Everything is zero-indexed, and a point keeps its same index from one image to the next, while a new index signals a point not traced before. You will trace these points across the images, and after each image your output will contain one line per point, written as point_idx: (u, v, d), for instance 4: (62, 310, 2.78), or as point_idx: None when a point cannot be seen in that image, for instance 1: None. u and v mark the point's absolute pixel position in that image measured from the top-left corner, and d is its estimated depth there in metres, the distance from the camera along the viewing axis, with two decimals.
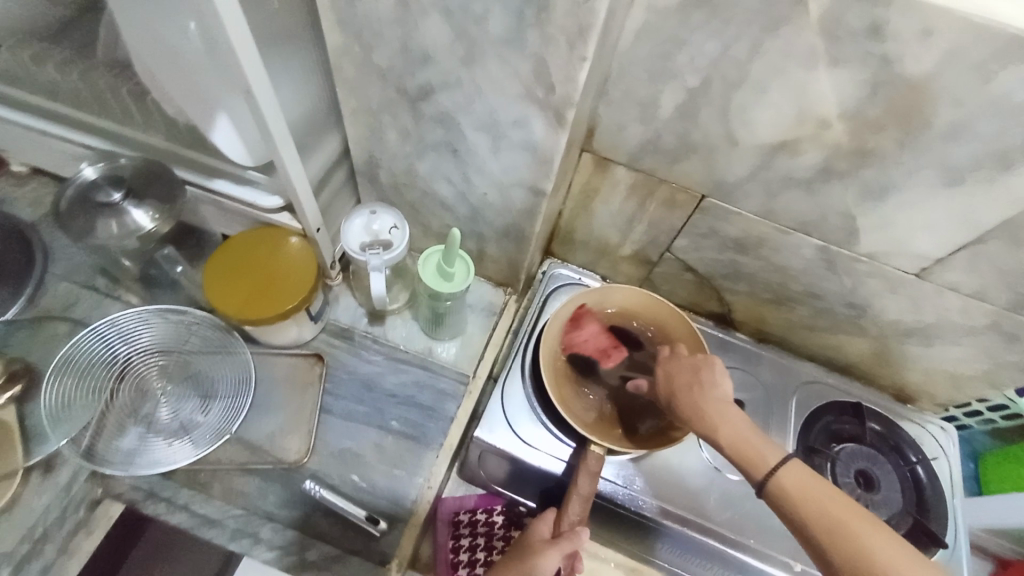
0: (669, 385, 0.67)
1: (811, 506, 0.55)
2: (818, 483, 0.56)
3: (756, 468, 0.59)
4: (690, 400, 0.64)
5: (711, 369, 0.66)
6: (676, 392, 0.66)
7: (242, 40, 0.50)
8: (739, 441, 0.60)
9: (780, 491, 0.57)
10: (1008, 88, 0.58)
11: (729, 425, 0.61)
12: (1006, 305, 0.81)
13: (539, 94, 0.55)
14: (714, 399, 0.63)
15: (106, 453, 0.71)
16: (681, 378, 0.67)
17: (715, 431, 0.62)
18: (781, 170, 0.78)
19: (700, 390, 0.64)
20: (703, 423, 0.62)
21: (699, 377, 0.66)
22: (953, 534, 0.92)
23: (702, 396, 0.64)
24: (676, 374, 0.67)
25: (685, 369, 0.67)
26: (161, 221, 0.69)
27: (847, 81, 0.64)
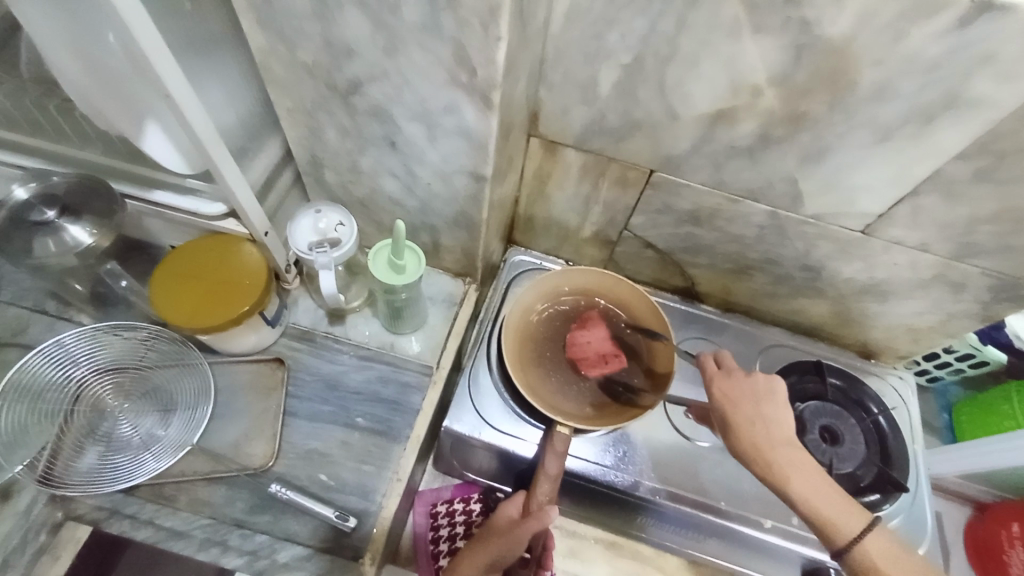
0: (729, 421, 0.74)
1: (888, 564, 0.64)
2: (892, 549, 0.65)
3: (834, 527, 0.66)
4: (753, 439, 0.72)
5: (771, 403, 0.75)
6: (740, 430, 0.73)
7: (154, 46, 0.49)
8: (811, 496, 0.68)
9: (861, 553, 0.65)
10: (922, 43, 0.60)
11: (804, 477, 0.69)
12: (950, 256, 0.83)
13: (463, 79, 0.55)
14: (771, 442, 0.71)
15: (65, 475, 0.70)
16: (741, 404, 0.75)
17: (787, 482, 0.69)
18: (722, 141, 0.78)
19: (766, 432, 0.72)
20: (777, 474, 0.70)
21: (759, 411, 0.74)
22: (916, 479, 0.95)
23: (766, 439, 0.72)
24: (737, 412, 0.74)
25: (746, 405, 0.75)
26: (100, 237, 0.69)
27: (774, 49, 0.65)
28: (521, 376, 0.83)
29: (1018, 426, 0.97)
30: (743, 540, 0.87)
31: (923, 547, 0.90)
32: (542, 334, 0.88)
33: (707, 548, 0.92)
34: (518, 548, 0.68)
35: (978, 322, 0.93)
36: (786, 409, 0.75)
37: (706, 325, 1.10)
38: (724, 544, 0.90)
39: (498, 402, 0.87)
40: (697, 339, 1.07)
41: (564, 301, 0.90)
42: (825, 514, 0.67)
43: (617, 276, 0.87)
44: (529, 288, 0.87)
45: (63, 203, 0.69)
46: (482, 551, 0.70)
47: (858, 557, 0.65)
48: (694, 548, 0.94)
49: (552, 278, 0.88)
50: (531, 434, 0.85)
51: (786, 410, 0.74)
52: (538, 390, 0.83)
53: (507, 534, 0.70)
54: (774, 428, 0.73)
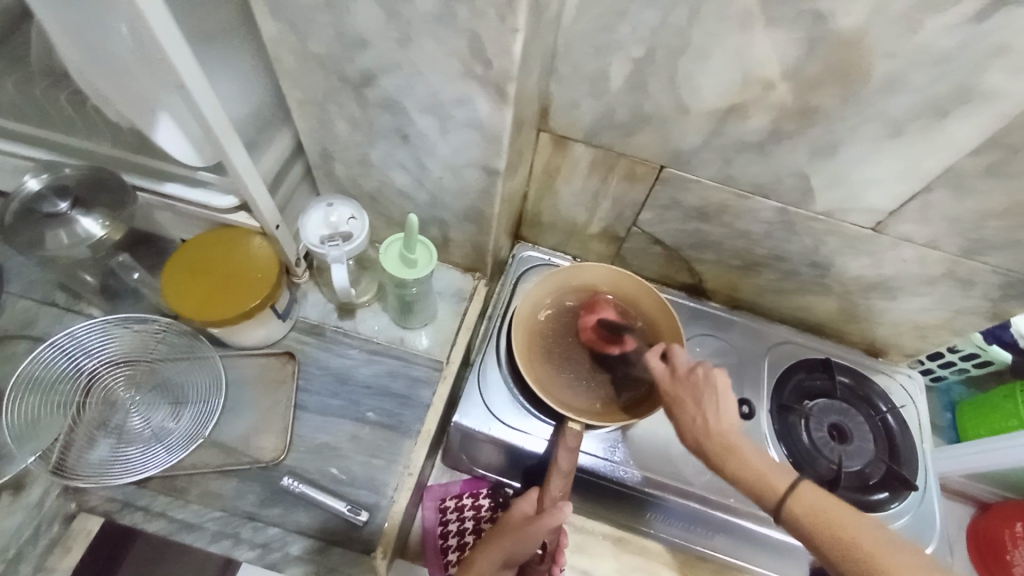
0: (672, 404, 0.72)
1: (812, 518, 0.60)
2: (833, 500, 0.61)
3: (765, 491, 0.64)
4: (693, 431, 0.70)
5: (716, 391, 0.69)
6: (681, 416, 0.71)
7: (172, 36, 0.49)
8: (746, 467, 0.66)
9: (792, 513, 0.62)
10: (936, 36, 0.59)
11: (747, 453, 0.66)
12: (959, 252, 0.83)
13: (478, 71, 0.55)
14: (711, 425, 0.68)
15: (77, 466, 0.71)
16: (682, 398, 0.71)
17: (723, 462, 0.67)
18: (733, 135, 0.78)
19: (693, 413, 0.69)
20: (716, 461, 0.68)
21: (702, 395, 0.70)
22: (924, 477, 0.95)
23: (697, 418, 0.69)
24: (678, 398, 0.71)
25: (689, 397, 0.71)
26: (112, 229, 0.68)
27: (786, 41, 0.65)
28: (529, 370, 0.84)
29: (1021, 424, 0.97)
30: (753, 536, 0.87)
31: (931, 544, 0.90)
32: (552, 327, 0.88)
33: (716, 545, 0.92)
34: (532, 542, 0.68)
35: (986, 319, 0.93)
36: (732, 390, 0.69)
37: (714, 321, 1.08)
38: (733, 540, 0.90)
39: (507, 398, 0.87)
40: (706, 336, 1.06)
41: (573, 296, 0.90)
42: (756, 476, 0.65)
43: (628, 272, 0.87)
44: (539, 282, 0.87)
45: (75, 195, 0.69)
46: (495, 546, 0.71)
47: (793, 518, 0.62)
48: (702, 544, 0.94)
49: (562, 273, 0.88)
50: (540, 429, 0.85)
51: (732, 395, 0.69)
52: (546, 384, 0.84)
53: (520, 529, 0.70)
54: (719, 414, 0.68)
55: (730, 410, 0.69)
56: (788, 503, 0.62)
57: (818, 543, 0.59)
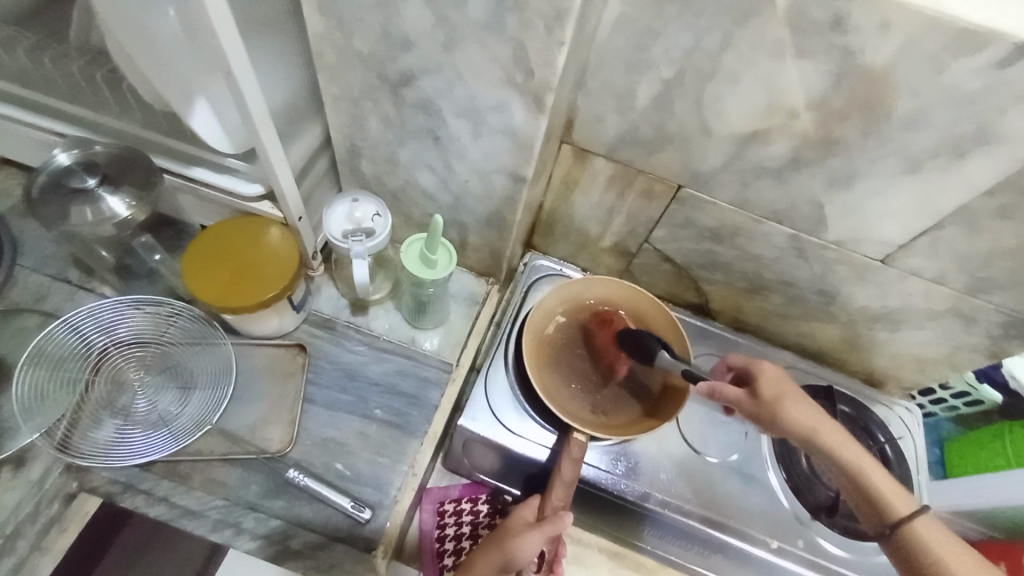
0: (779, 396, 0.74)
1: (929, 538, 0.61)
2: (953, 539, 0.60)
3: (876, 498, 0.66)
4: (802, 425, 0.71)
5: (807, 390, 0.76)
6: (792, 407, 0.72)
7: (224, 23, 0.50)
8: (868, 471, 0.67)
9: (908, 531, 0.62)
10: (961, 79, 0.61)
11: (847, 458, 0.69)
12: (964, 289, 0.85)
13: (518, 79, 0.56)
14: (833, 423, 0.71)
15: (80, 445, 0.70)
16: (790, 390, 0.74)
17: (845, 458, 0.69)
18: (754, 160, 0.80)
19: (790, 408, 0.72)
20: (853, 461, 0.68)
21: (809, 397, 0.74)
22: (918, 508, 0.95)
23: (820, 416, 0.72)
24: (787, 390, 0.74)
25: (787, 394, 0.74)
26: (137, 209, 0.68)
27: (815, 73, 0.66)
28: (537, 378, 0.84)
29: (1008, 464, 0.99)
30: (749, 558, 0.88)
31: None
32: (562, 338, 0.88)
33: (711, 564, 0.93)
34: (529, 551, 0.68)
35: (985, 356, 0.95)
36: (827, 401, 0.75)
37: (718, 341, 1.10)
38: (728, 561, 0.91)
39: (513, 404, 0.87)
40: (710, 356, 1.07)
41: (585, 308, 0.90)
42: (872, 486, 0.66)
43: (641, 288, 0.88)
44: (552, 292, 0.88)
45: (103, 171, 0.69)
46: (492, 552, 0.71)
47: (904, 536, 0.62)
48: (697, 563, 0.94)
49: (575, 284, 0.89)
50: (545, 438, 0.85)
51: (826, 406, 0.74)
52: (553, 393, 0.84)
53: (518, 535, 0.70)
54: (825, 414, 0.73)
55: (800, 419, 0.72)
56: (905, 523, 0.62)
57: (917, 559, 0.61)
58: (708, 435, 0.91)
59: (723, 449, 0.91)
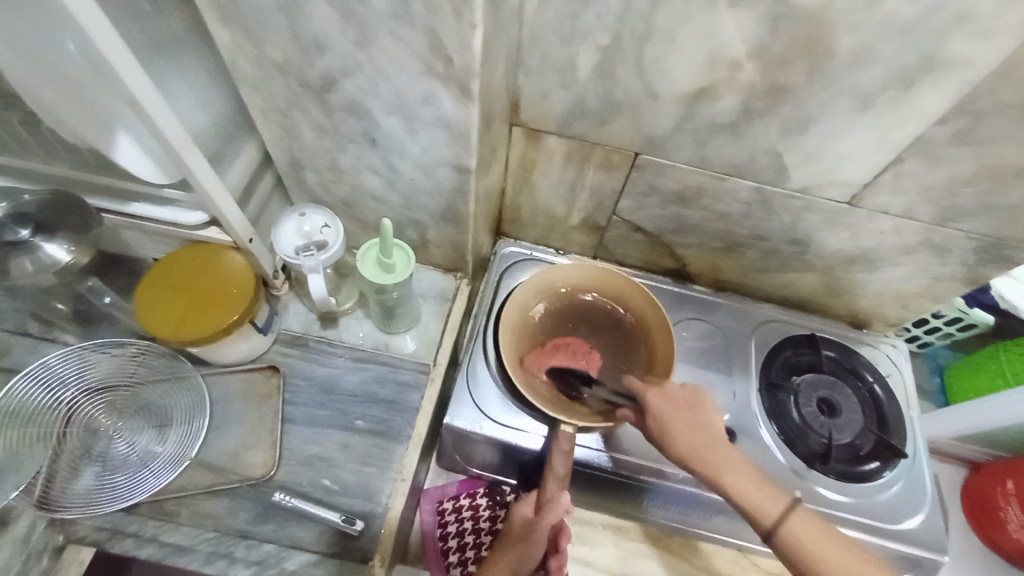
0: (663, 428, 0.70)
1: (811, 541, 0.62)
2: (820, 526, 0.63)
3: (761, 514, 0.64)
4: (689, 442, 0.68)
5: (701, 406, 0.71)
6: (675, 433, 0.69)
7: (117, 52, 0.48)
8: (743, 486, 0.65)
9: (786, 537, 0.63)
10: (898, 7, 0.60)
11: (727, 466, 0.67)
12: (933, 221, 0.84)
13: (439, 68, 0.54)
14: (711, 440, 0.68)
15: (62, 498, 0.70)
16: (675, 417, 0.70)
17: (721, 478, 0.66)
18: (704, 118, 0.78)
19: (693, 424, 0.69)
20: (714, 470, 0.67)
21: (693, 417, 0.70)
22: (913, 444, 0.96)
23: (702, 437, 0.68)
24: (669, 418, 0.70)
25: (679, 407, 0.71)
26: (79, 253, 0.69)
27: (750, 22, 0.65)
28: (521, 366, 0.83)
29: (1006, 383, 1.00)
30: None
31: (923, 509, 0.90)
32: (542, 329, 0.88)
33: (715, 526, 0.93)
34: (537, 551, 0.69)
35: (964, 284, 0.94)
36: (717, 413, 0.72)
37: (699, 304, 1.08)
38: (730, 521, 0.91)
39: (499, 398, 0.86)
40: (693, 319, 1.06)
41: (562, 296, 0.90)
42: (748, 499, 0.65)
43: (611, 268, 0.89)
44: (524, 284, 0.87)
45: (35, 220, 0.68)
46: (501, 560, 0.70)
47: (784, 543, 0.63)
48: (700, 526, 0.94)
49: (548, 274, 0.89)
50: (532, 425, 0.84)
51: (714, 422, 0.71)
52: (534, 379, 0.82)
53: (524, 539, 0.70)
54: (708, 432, 0.69)
55: (713, 428, 0.70)
56: (783, 529, 0.63)
57: (806, 568, 0.61)
58: None
59: None
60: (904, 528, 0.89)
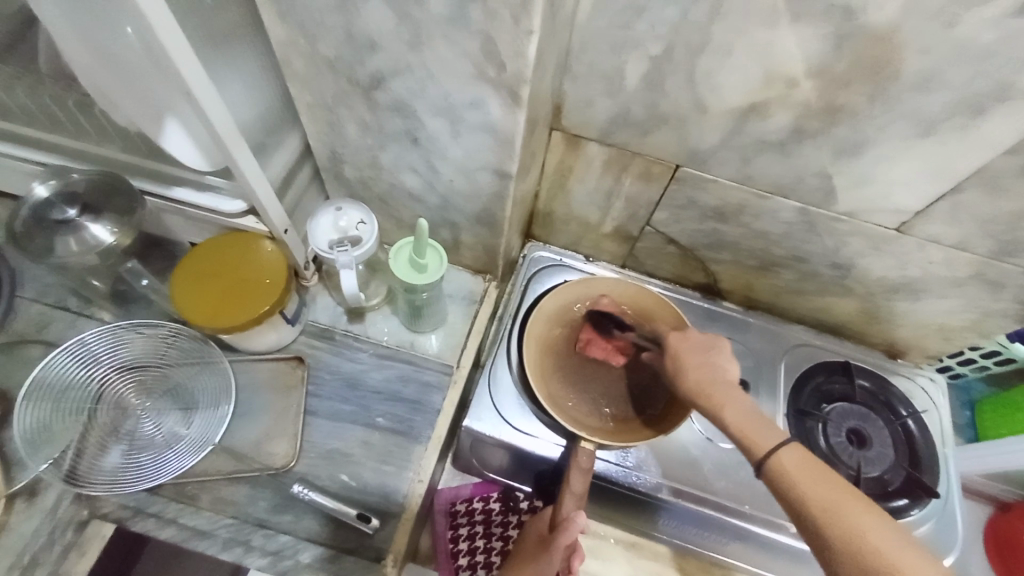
0: (674, 360, 0.70)
1: (800, 476, 0.56)
2: (819, 468, 0.56)
3: (753, 443, 0.60)
4: (696, 376, 0.66)
5: (720, 352, 0.69)
6: (685, 368, 0.68)
7: (177, 43, 0.48)
8: (740, 415, 0.62)
9: (777, 467, 0.58)
10: (975, 32, 0.56)
11: (730, 399, 0.64)
12: (988, 254, 0.80)
13: (491, 74, 0.53)
14: (719, 379, 0.66)
15: (89, 474, 0.71)
16: (685, 352, 0.69)
17: (718, 407, 0.64)
18: (754, 135, 0.75)
19: (704, 363, 0.67)
20: (712, 401, 0.64)
21: (707, 357, 0.68)
22: (946, 484, 0.92)
23: (711, 374, 0.66)
24: (681, 352, 0.69)
25: (696, 347, 0.70)
26: (121, 235, 0.70)
27: (813, 39, 0.62)
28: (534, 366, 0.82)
29: None
30: (768, 545, 0.86)
31: (952, 553, 0.87)
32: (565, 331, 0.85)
33: (730, 551, 0.91)
34: (548, 569, 0.70)
35: (1014, 322, 0.90)
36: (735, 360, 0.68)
37: (729, 322, 1.06)
38: (747, 547, 0.89)
39: (519, 405, 0.85)
40: (722, 338, 1.04)
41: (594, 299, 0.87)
42: (744, 431, 0.61)
43: (645, 286, 0.86)
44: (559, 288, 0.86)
45: (84, 201, 0.70)
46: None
47: (774, 475, 0.57)
48: (714, 550, 0.92)
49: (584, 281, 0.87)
50: (550, 434, 0.83)
51: (729, 365, 0.68)
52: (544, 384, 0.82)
53: (537, 557, 0.72)
54: (722, 374, 0.67)
55: (730, 371, 0.67)
56: (773, 458, 0.58)
57: (791, 500, 0.56)
58: None
59: None
60: None
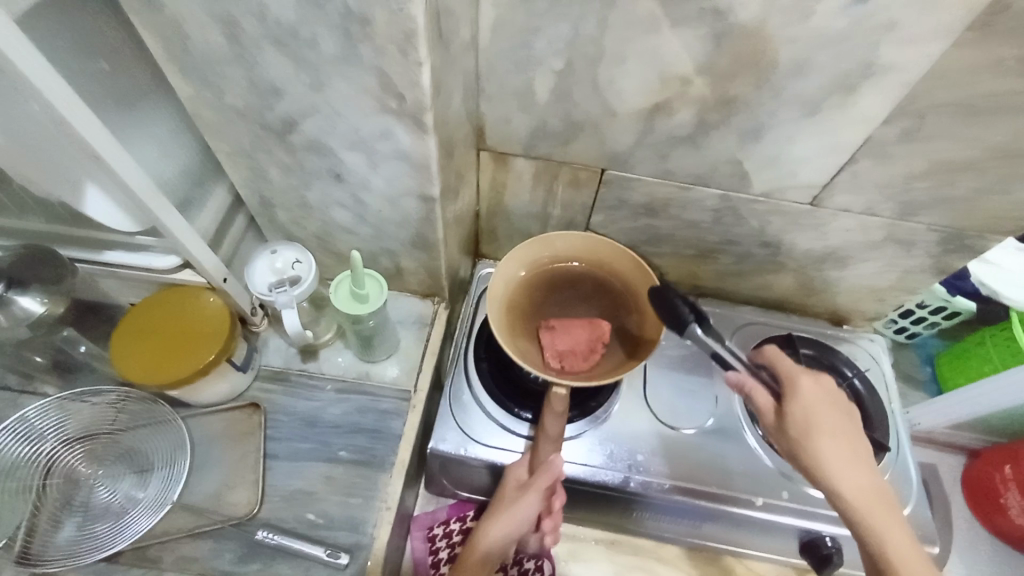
0: (807, 426, 0.67)
1: None
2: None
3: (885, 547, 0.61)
4: (825, 444, 0.66)
5: (856, 421, 0.68)
6: (821, 437, 0.66)
7: (75, 109, 0.49)
8: (881, 512, 0.63)
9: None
10: (829, 20, 0.62)
11: (866, 486, 0.64)
12: (894, 216, 0.86)
13: (392, 105, 0.56)
14: (856, 456, 0.66)
15: (43, 552, 0.69)
16: (823, 420, 0.67)
17: (851, 496, 0.64)
18: (662, 132, 0.80)
19: (839, 437, 0.66)
20: (840, 483, 0.64)
21: (843, 428, 0.67)
22: (896, 436, 0.97)
23: (843, 449, 0.66)
24: (819, 418, 0.67)
25: (829, 414, 0.67)
26: (52, 303, 0.72)
27: (692, 40, 0.67)
28: (504, 308, 0.80)
29: (996, 369, 1.00)
30: (742, 522, 0.88)
31: (910, 503, 0.91)
32: (559, 273, 0.83)
33: (708, 533, 0.92)
34: (529, 509, 0.75)
35: (933, 275, 0.96)
36: (865, 437, 0.68)
37: None
38: (724, 528, 0.90)
39: (480, 419, 0.86)
40: None
41: (593, 272, 0.83)
42: (875, 526, 0.62)
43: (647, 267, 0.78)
44: (566, 233, 0.82)
45: (9, 275, 0.70)
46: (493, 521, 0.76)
47: None
48: (694, 535, 0.94)
49: (591, 240, 0.81)
50: (514, 443, 0.84)
51: (862, 438, 0.68)
52: (507, 310, 0.80)
53: (516, 500, 0.76)
54: (854, 449, 0.66)
55: (862, 446, 0.67)
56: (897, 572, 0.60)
57: None
58: (680, 408, 0.92)
59: (696, 418, 0.91)
60: None
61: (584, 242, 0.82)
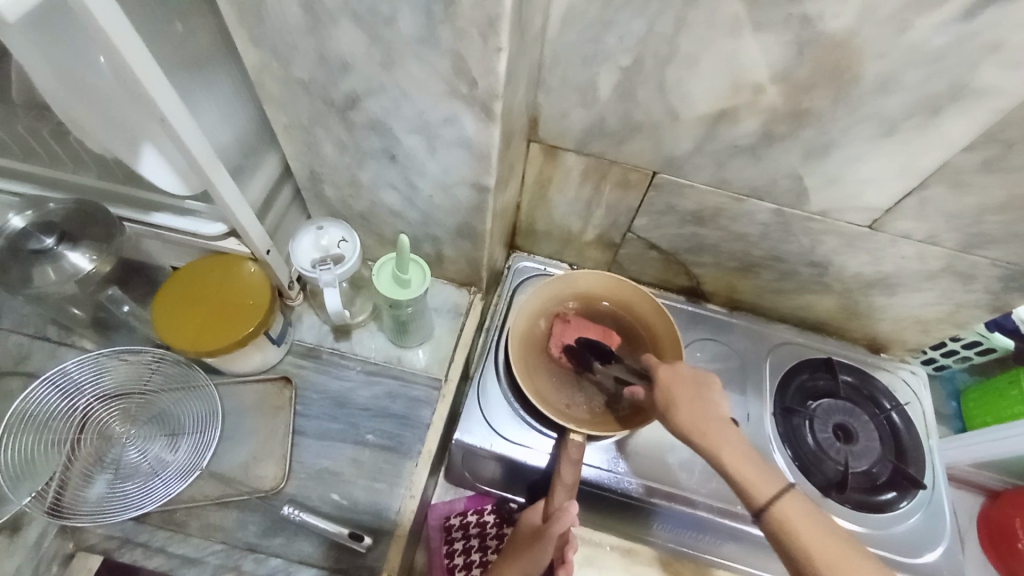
0: (670, 398, 0.68)
1: (802, 526, 0.58)
2: (813, 516, 0.59)
3: (754, 489, 0.61)
4: (693, 413, 0.65)
5: (710, 387, 0.68)
6: (679, 405, 0.66)
7: (147, 70, 0.49)
8: (739, 462, 0.62)
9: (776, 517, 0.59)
10: (926, 36, 0.59)
11: (734, 443, 0.64)
12: (957, 247, 0.82)
13: (463, 90, 0.54)
14: (715, 417, 0.65)
15: (74, 505, 0.70)
16: (683, 391, 0.68)
17: (721, 453, 0.63)
18: (724, 140, 0.77)
19: (706, 404, 0.66)
20: (709, 447, 0.64)
21: (701, 391, 0.67)
22: (932, 474, 0.94)
23: (705, 414, 0.65)
24: (676, 389, 0.68)
25: (689, 385, 0.68)
26: (100, 262, 0.71)
27: (774, 46, 0.64)
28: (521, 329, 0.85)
29: None
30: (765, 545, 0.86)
31: (942, 543, 0.88)
32: (586, 305, 0.89)
33: (726, 553, 0.91)
34: (542, 559, 0.68)
35: (987, 311, 0.92)
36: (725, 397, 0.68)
37: (715, 325, 1.08)
38: (743, 548, 0.89)
39: (509, 415, 0.85)
40: (705, 340, 1.05)
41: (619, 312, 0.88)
42: (744, 477, 0.61)
43: (676, 331, 0.83)
44: (589, 273, 0.87)
45: (62, 229, 0.71)
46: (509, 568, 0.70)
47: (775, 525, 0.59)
48: (709, 552, 0.93)
49: (627, 286, 0.87)
50: (542, 443, 0.83)
51: (716, 394, 0.68)
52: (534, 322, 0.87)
53: (529, 548, 0.70)
54: (715, 409, 0.66)
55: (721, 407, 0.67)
56: (774, 507, 0.59)
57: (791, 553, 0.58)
58: None
59: None
60: (926, 560, 0.87)
61: (615, 286, 0.87)
